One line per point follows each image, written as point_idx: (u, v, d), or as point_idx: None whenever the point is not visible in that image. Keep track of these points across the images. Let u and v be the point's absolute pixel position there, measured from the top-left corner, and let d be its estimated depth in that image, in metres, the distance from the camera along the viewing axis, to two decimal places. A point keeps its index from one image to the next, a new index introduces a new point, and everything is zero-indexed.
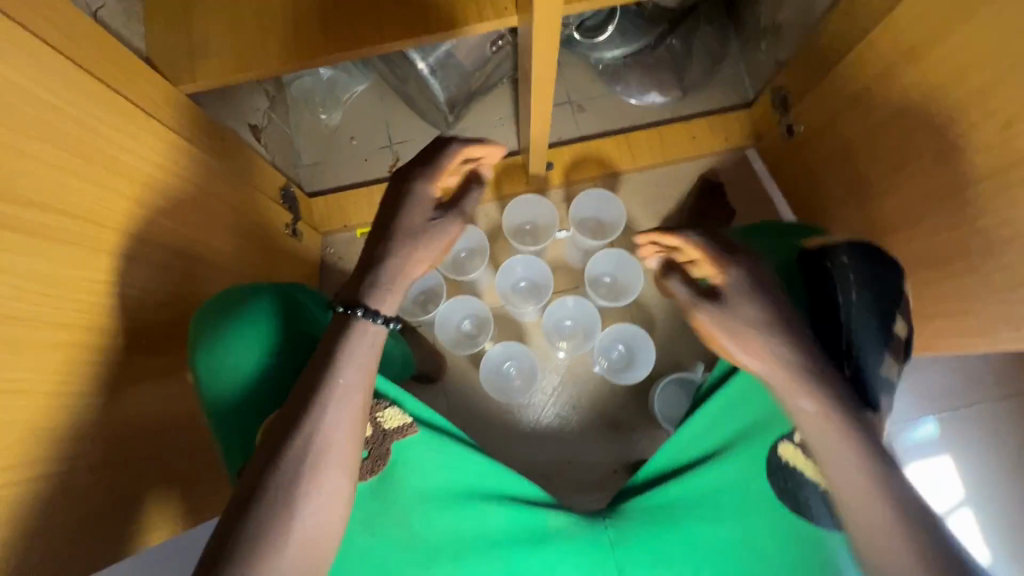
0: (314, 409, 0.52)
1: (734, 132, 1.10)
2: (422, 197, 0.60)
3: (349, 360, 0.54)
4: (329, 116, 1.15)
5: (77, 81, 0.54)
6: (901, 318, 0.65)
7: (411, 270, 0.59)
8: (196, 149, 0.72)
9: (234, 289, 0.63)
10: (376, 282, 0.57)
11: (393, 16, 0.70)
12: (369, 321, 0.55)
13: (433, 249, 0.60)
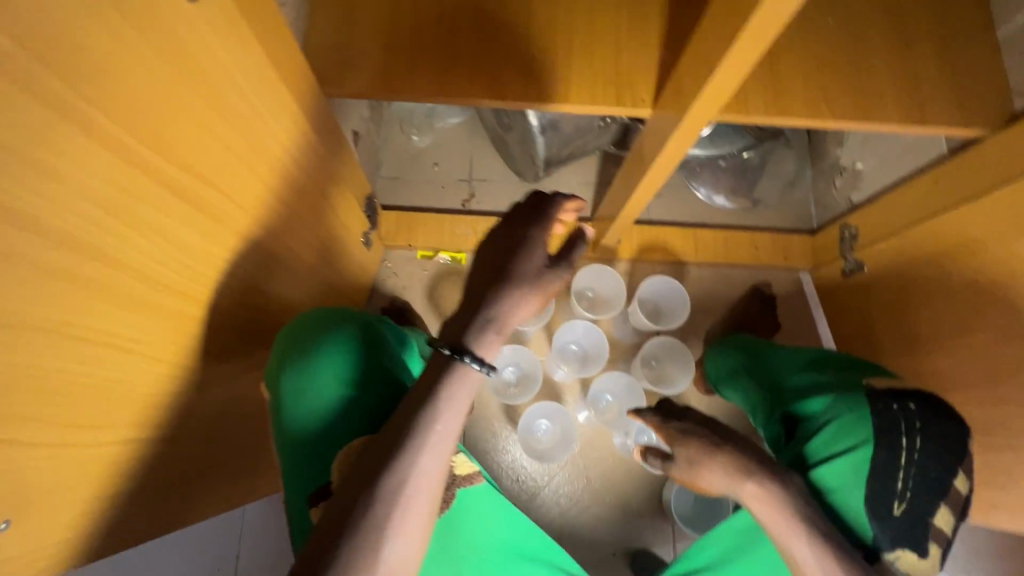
0: (409, 452, 0.46)
1: (795, 252, 1.14)
2: (535, 244, 0.53)
3: (454, 404, 0.48)
4: (419, 138, 1.18)
5: (268, 74, 0.56)
6: (963, 473, 0.67)
7: (519, 317, 0.51)
8: (321, 149, 0.73)
9: (313, 314, 0.60)
10: (480, 328, 0.50)
11: (540, 77, 0.73)
12: (474, 368, 0.49)
13: (545, 296, 0.52)
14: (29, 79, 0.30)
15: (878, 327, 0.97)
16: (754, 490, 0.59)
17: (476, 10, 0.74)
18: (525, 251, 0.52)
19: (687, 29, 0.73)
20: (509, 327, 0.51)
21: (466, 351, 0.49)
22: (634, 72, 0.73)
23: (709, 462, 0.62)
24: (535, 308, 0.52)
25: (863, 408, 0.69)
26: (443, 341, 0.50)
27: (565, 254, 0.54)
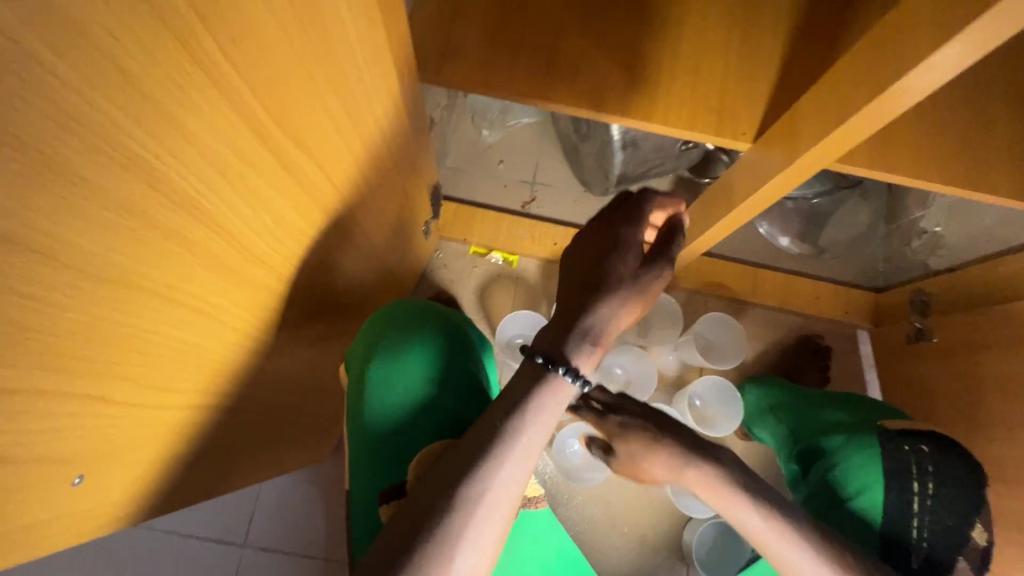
0: (492, 461, 0.46)
1: (855, 307, 1.10)
2: (626, 247, 0.53)
3: (540, 420, 0.49)
4: (489, 133, 1.15)
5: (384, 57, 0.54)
6: (982, 526, 0.61)
7: (618, 325, 0.52)
8: (410, 135, 0.72)
9: (395, 309, 0.64)
10: (580, 339, 0.51)
11: (642, 94, 0.70)
12: (568, 380, 0.50)
13: (641, 301, 0.53)
14: (188, 36, 0.28)
15: (935, 400, 0.93)
16: (697, 473, 0.56)
17: (586, 15, 0.72)
18: (619, 255, 0.53)
19: (803, 66, 0.70)
20: (608, 335, 0.52)
21: (570, 366, 0.50)
22: (740, 103, 0.70)
23: (654, 450, 0.57)
24: (632, 313, 0.52)
25: (873, 450, 0.66)
26: (544, 354, 0.50)
27: (657, 256, 0.54)
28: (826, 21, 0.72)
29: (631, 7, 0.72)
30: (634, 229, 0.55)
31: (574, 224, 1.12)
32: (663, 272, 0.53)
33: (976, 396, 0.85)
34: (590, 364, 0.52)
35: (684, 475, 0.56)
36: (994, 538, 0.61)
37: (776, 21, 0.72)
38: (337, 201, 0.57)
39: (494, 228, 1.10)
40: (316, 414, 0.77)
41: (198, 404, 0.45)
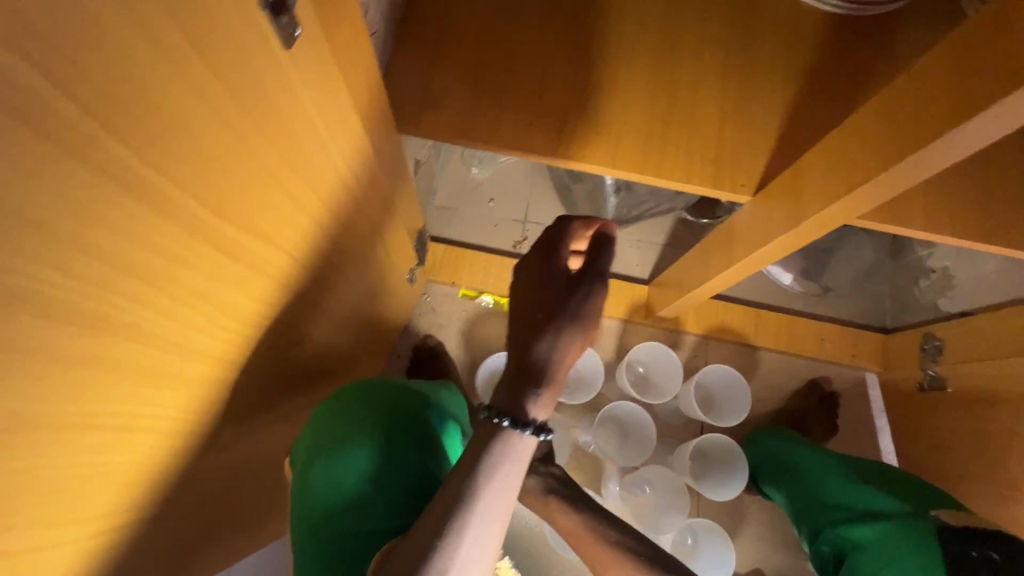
0: (447, 544, 0.39)
1: (863, 350, 1.05)
2: (547, 274, 0.45)
3: (499, 481, 0.41)
4: (479, 170, 1.11)
5: (348, 119, 0.50)
6: None
7: (568, 358, 0.43)
8: (385, 187, 0.67)
9: (332, 402, 0.55)
10: (519, 388, 0.42)
11: (632, 144, 0.66)
12: (518, 434, 0.41)
13: (584, 326, 0.43)
14: (85, 145, 0.24)
15: (955, 455, 0.87)
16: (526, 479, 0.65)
17: (575, 60, 0.68)
18: (542, 283, 0.45)
19: (804, 114, 0.66)
20: (561, 373, 0.43)
21: (525, 419, 0.42)
22: (738, 153, 0.66)
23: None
24: (576, 342, 0.43)
25: (921, 547, 0.55)
26: (493, 411, 0.42)
27: (585, 272, 0.44)
28: (827, 67, 0.68)
29: (622, 50, 0.68)
30: (559, 249, 0.46)
31: None
32: (593, 290, 0.43)
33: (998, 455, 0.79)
34: (546, 408, 0.43)
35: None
36: None
37: (774, 65, 0.68)
38: (299, 271, 0.52)
39: (483, 271, 1.05)
40: (285, 485, 0.72)
41: (131, 519, 0.40)
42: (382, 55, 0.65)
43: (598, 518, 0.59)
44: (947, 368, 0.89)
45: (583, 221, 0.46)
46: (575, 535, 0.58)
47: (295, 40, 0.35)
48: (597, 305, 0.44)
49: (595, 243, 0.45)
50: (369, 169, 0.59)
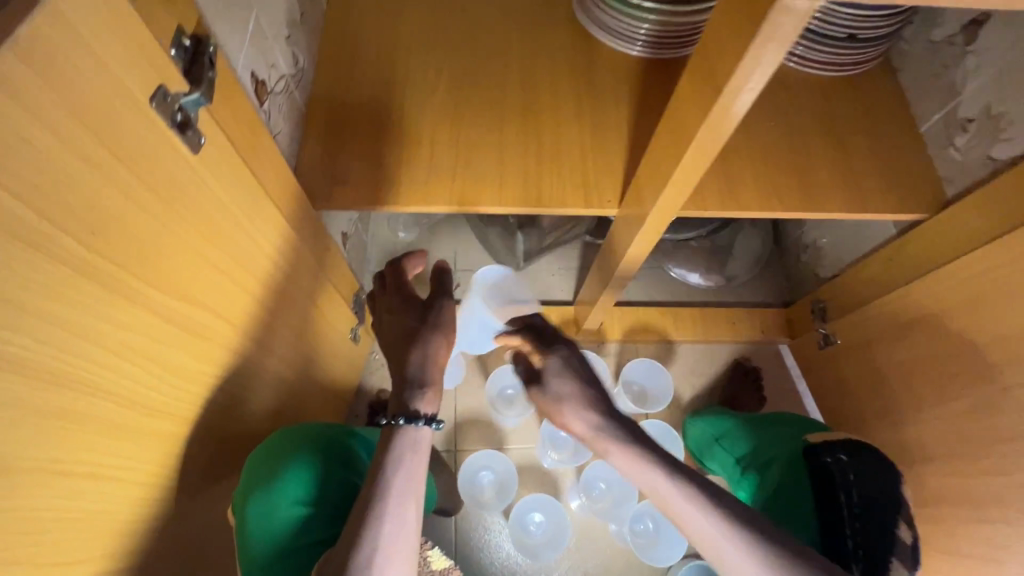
0: (371, 526, 0.49)
1: (771, 326, 1.19)
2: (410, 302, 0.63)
3: (406, 468, 0.53)
4: (406, 234, 1.24)
5: (264, 204, 0.60)
6: (904, 523, 0.63)
7: (439, 357, 0.60)
8: (310, 257, 0.77)
9: (270, 444, 0.61)
10: (410, 388, 0.57)
11: (512, 184, 0.80)
12: (413, 425, 0.55)
13: (446, 331, 0.61)
14: (42, 240, 0.33)
15: (862, 396, 0.99)
16: (609, 440, 0.62)
17: (453, 130, 0.83)
18: (401, 315, 0.63)
19: (644, 139, 0.82)
20: (437, 367, 0.60)
21: (416, 414, 0.56)
22: (599, 176, 0.81)
23: (570, 409, 0.66)
24: (439, 338, 0.61)
25: (797, 463, 0.69)
26: (390, 414, 0.56)
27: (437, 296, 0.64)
28: (656, 101, 0.84)
29: (489, 115, 0.84)
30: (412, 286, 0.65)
31: None
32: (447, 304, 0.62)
33: (893, 386, 0.91)
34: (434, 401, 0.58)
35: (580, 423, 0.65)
36: (914, 534, 0.63)
37: (614, 103, 0.84)
38: (240, 336, 0.60)
39: None
40: None
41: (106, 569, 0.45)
42: (291, 151, 0.78)
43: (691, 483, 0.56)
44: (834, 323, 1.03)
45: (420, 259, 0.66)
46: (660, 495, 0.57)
47: (200, 145, 0.46)
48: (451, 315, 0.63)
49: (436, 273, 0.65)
50: (291, 242, 0.70)
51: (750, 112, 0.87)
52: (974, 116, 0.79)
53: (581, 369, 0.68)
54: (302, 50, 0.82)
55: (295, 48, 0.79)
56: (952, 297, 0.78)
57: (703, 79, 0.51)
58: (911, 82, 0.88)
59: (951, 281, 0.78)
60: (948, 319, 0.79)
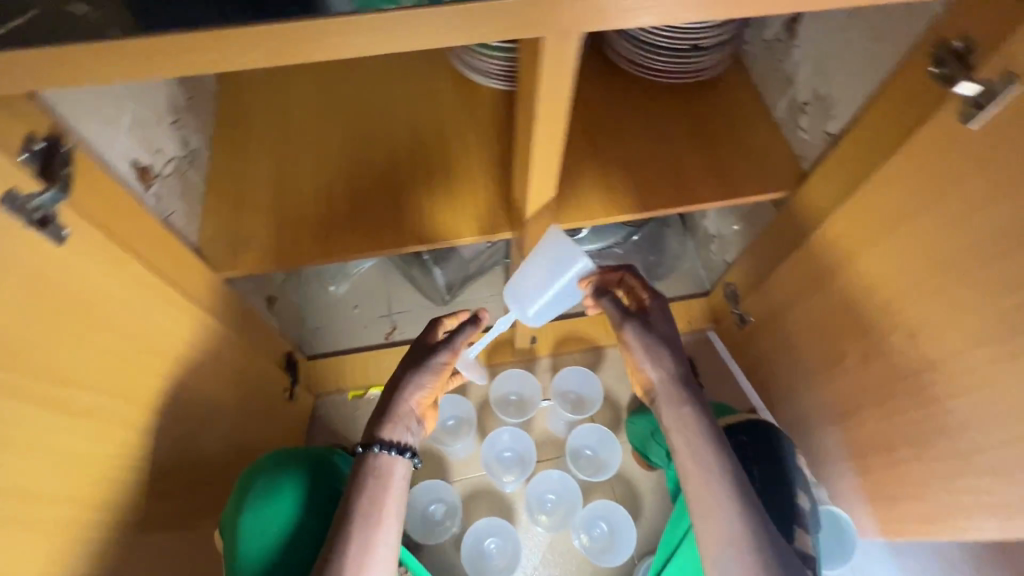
0: (362, 514, 0.69)
1: (696, 314, 1.25)
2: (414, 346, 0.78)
3: (381, 496, 0.71)
4: (336, 287, 1.26)
5: (153, 284, 0.64)
6: (804, 493, 0.78)
7: (414, 393, 0.74)
8: (218, 323, 0.79)
9: (271, 458, 0.81)
10: (385, 420, 0.73)
11: (410, 227, 0.85)
12: (384, 453, 0.71)
13: (426, 372, 0.74)
14: None
15: (779, 365, 1.05)
16: (684, 405, 0.73)
17: (349, 183, 0.88)
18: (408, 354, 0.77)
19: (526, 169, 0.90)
20: (414, 400, 0.74)
21: (384, 442, 0.72)
22: (490, 204, 0.87)
23: (661, 358, 0.74)
24: (426, 383, 0.74)
25: None
26: (367, 440, 0.72)
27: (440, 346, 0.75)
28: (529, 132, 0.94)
29: (382, 164, 0.89)
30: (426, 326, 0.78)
31: None
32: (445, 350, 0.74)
33: (801, 351, 0.97)
34: (400, 431, 0.73)
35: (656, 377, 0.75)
36: (813, 502, 0.78)
37: (496, 136, 0.91)
38: (131, 407, 0.63)
39: (363, 368, 1.17)
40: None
41: None
42: (192, 226, 0.81)
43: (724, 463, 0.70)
44: (744, 302, 1.10)
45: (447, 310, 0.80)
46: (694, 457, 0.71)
47: (64, 237, 0.51)
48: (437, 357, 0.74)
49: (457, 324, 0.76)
50: (197, 312, 0.73)
51: (621, 126, 0.96)
52: (807, 99, 0.88)
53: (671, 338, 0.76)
54: (193, 132, 0.86)
55: (183, 130, 0.83)
56: (825, 259, 0.86)
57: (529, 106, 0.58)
58: (759, 77, 0.98)
59: (822, 246, 0.86)
60: (826, 281, 0.87)
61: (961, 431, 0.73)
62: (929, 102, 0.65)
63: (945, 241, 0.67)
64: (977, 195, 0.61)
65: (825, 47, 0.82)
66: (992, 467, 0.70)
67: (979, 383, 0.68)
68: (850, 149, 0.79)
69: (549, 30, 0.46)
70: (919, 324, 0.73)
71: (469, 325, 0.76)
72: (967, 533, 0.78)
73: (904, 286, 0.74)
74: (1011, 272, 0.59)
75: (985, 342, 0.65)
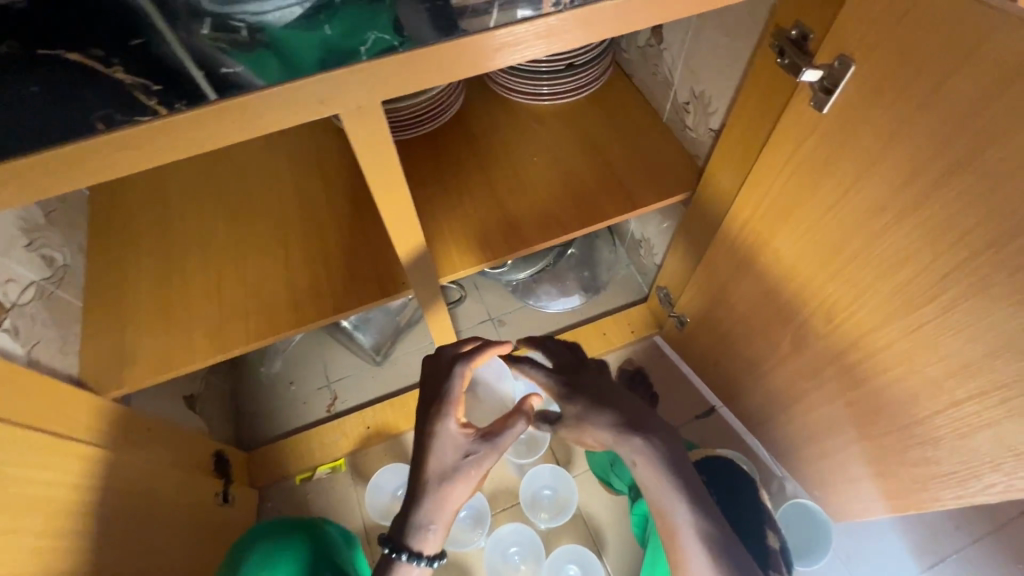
0: None
1: (638, 323, 1.23)
2: (444, 431, 0.60)
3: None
4: (268, 366, 1.19)
5: (15, 439, 0.56)
6: (772, 531, 0.72)
7: (452, 503, 0.60)
8: (117, 451, 0.71)
9: (271, 524, 0.78)
10: (416, 531, 0.60)
11: (308, 303, 0.80)
12: (413, 566, 0.59)
13: (467, 478, 0.60)
14: None
15: (722, 363, 1.02)
16: (640, 452, 0.65)
17: (238, 268, 0.82)
18: (445, 446, 0.60)
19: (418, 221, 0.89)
20: (452, 506, 0.60)
21: (415, 554, 0.60)
22: (390, 265, 0.82)
23: (599, 416, 0.67)
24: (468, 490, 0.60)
25: None
26: (393, 548, 0.60)
27: (483, 443, 0.60)
28: (415, 180, 0.91)
29: (272, 242, 0.84)
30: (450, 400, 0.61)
31: (381, 398, 1.16)
32: (492, 458, 0.59)
33: (737, 347, 0.95)
34: (435, 542, 0.61)
35: (636, 456, 0.65)
36: (784, 539, 0.72)
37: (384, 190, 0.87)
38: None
39: (306, 449, 1.09)
40: None
41: None
42: (68, 351, 0.74)
43: (701, 509, 0.62)
44: (677, 305, 1.08)
45: (466, 376, 0.62)
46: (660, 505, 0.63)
47: None
48: (481, 461, 0.60)
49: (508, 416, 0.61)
50: (98, 448, 0.67)
51: (514, 155, 0.93)
52: (688, 99, 0.87)
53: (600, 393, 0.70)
54: (58, 247, 0.77)
55: (43, 247, 0.74)
56: (733, 254, 0.84)
57: (377, 172, 0.55)
58: (642, 82, 0.97)
59: (727, 241, 0.85)
60: (740, 276, 0.85)
61: (897, 408, 0.70)
62: (785, 91, 0.64)
63: (828, 225, 0.65)
64: (846, 177, 0.60)
65: (691, 46, 0.81)
66: (932, 438, 0.68)
67: (898, 358, 0.66)
68: (729, 145, 0.78)
69: (344, 106, 0.45)
70: (833, 307, 0.71)
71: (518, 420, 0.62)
72: (927, 505, 0.76)
73: (806, 273, 0.72)
74: (895, 248, 0.58)
75: (890, 318, 0.64)
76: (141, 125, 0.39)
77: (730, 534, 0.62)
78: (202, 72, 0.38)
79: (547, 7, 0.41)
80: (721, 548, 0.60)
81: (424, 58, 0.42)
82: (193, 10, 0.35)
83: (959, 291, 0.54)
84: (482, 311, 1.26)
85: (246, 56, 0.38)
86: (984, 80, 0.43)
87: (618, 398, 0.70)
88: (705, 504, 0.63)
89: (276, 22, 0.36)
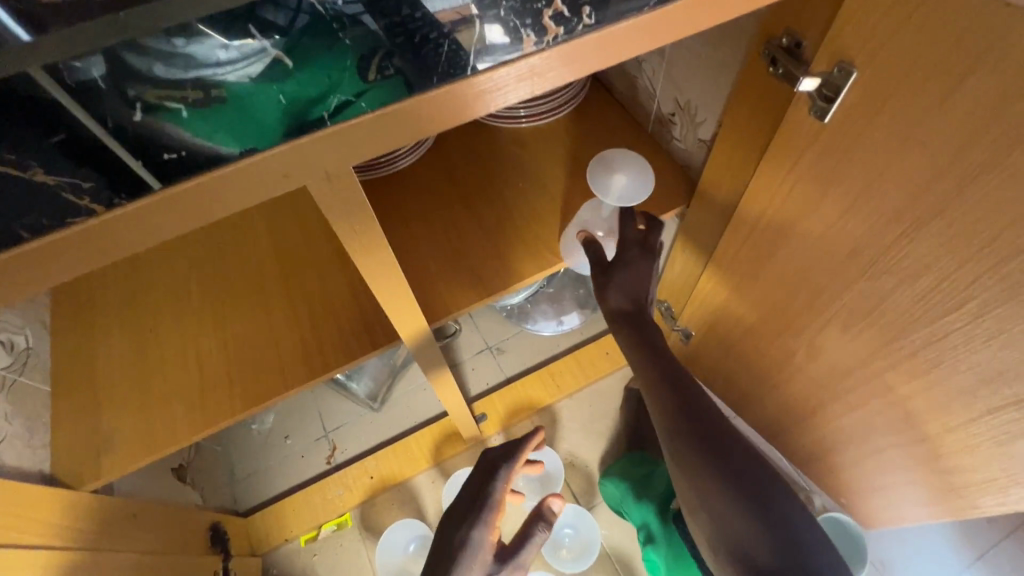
0: None
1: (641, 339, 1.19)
2: (480, 539, 0.65)
3: None
4: (259, 423, 1.12)
5: None
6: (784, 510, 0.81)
7: None
8: (101, 549, 0.65)
9: None
10: None
11: (295, 365, 0.75)
12: None
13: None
14: None
15: (731, 376, 0.99)
16: (626, 333, 0.75)
17: (217, 331, 0.77)
18: (476, 557, 0.63)
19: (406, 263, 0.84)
20: None
21: None
22: (378, 314, 0.78)
23: (605, 292, 0.74)
24: None
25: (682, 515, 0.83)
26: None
27: (512, 553, 0.67)
28: (397, 216, 0.86)
29: (251, 301, 0.79)
30: (488, 509, 0.67)
31: (381, 445, 1.11)
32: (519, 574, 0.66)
33: (748, 360, 0.91)
34: None
35: (618, 333, 0.76)
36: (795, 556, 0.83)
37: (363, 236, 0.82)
38: None
39: (310, 506, 1.04)
40: None
41: None
42: (36, 445, 0.68)
43: (669, 368, 0.74)
44: (681, 318, 1.04)
45: (505, 489, 0.69)
46: (638, 358, 0.74)
47: None
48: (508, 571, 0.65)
49: (535, 520, 0.70)
50: (80, 551, 0.62)
51: (498, 182, 0.89)
52: (673, 109, 0.83)
53: (626, 272, 0.73)
54: (19, 329, 0.71)
55: (1, 332, 0.68)
56: (736, 269, 0.82)
57: (358, 232, 0.51)
58: (623, 94, 0.93)
59: (728, 256, 0.82)
60: (746, 289, 0.82)
61: (925, 417, 0.67)
62: (780, 100, 0.61)
63: (836, 236, 0.62)
64: (854, 187, 0.56)
65: (672, 55, 0.78)
66: (967, 446, 0.65)
67: (923, 368, 0.63)
68: (723, 156, 0.74)
69: (314, 175, 0.41)
70: (848, 318, 0.68)
71: (540, 526, 0.69)
72: (965, 511, 0.73)
73: (816, 285, 0.68)
74: (912, 259, 0.55)
75: (911, 327, 0.61)
76: (75, 228, 0.35)
77: (695, 393, 0.73)
78: (151, 153, 0.34)
79: (528, 46, 0.38)
80: (681, 405, 0.72)
81: (395, 114, 0.39)
82: (135, 72, 0.30)
83: (990, 298, 0.51)
84: (479, 340, 1.19)
85: (200, 121, 0.33)
86: (1002, 78, 0.40)
87: (628, 274, 0.73)
88: (675, 375, 0.73)
89: (234, 79, 0.32)
